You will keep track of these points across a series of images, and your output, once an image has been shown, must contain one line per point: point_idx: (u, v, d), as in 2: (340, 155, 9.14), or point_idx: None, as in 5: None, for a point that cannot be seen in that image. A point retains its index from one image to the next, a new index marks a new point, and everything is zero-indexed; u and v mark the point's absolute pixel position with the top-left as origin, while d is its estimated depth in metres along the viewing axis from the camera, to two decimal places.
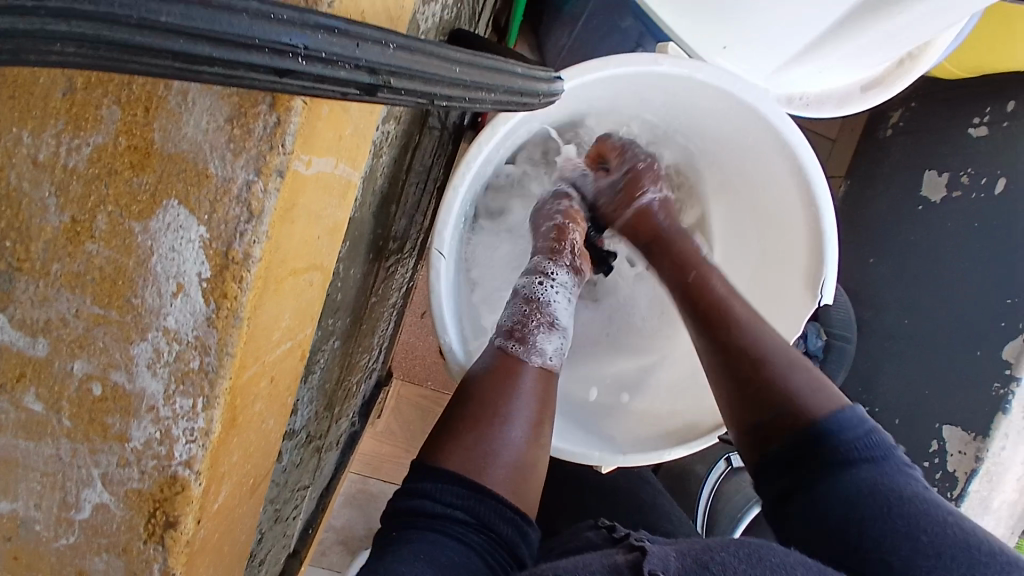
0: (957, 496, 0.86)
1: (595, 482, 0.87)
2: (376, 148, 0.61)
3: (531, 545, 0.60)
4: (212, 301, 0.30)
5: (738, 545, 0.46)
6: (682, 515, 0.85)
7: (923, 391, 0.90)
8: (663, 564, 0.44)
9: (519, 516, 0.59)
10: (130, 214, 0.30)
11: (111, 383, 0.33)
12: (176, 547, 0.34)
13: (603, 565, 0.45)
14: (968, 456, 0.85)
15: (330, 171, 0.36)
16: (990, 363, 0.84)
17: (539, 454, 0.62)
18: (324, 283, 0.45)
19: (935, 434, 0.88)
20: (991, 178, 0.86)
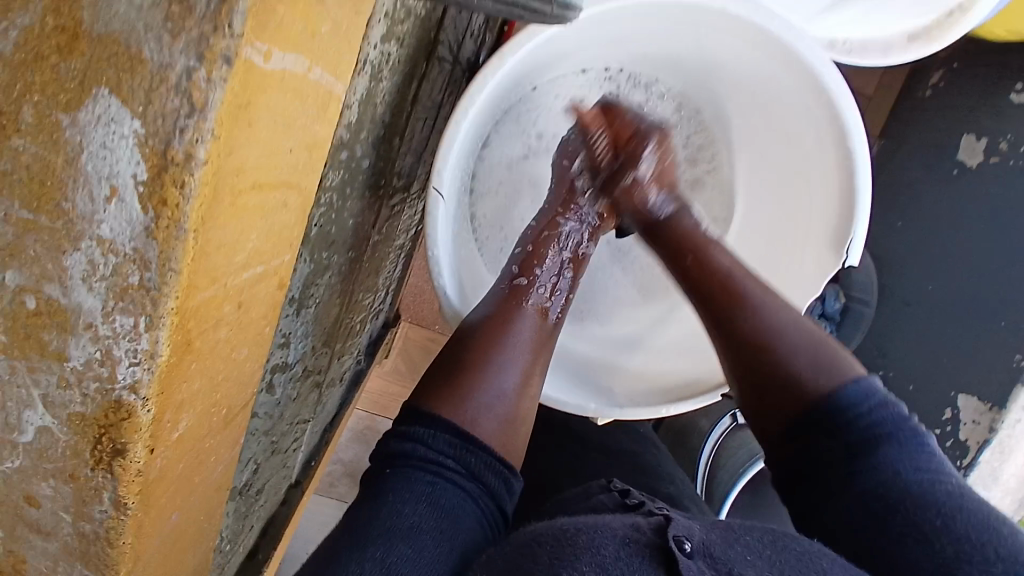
0: (966, 465, 0.84)
1: (595, 440, 0.85)
2: (374, 68, 0.56)
3: (517, 494, 0.58)
4: (151, 208, 0.27)
5: (761, 530, 0.47)
6: (681, 477, 0.83)
7: (943, 359, 0.86)
8: (689, 533, 0.44)
9: (506, 467, 0.56)
10: (57, 105, 0.27)
11: (46, 296, 0.29)
12: (126, 477, 0.32)
13: (626, 527, 0.45)
14: (982, 426, 0.83)
15: (301, 72, 0.32)
16: (1013, 335, 0.82)
17: (530, 410, 0.59)
18: (303, 206, 0.41)
19: (951, 403, 0.86)
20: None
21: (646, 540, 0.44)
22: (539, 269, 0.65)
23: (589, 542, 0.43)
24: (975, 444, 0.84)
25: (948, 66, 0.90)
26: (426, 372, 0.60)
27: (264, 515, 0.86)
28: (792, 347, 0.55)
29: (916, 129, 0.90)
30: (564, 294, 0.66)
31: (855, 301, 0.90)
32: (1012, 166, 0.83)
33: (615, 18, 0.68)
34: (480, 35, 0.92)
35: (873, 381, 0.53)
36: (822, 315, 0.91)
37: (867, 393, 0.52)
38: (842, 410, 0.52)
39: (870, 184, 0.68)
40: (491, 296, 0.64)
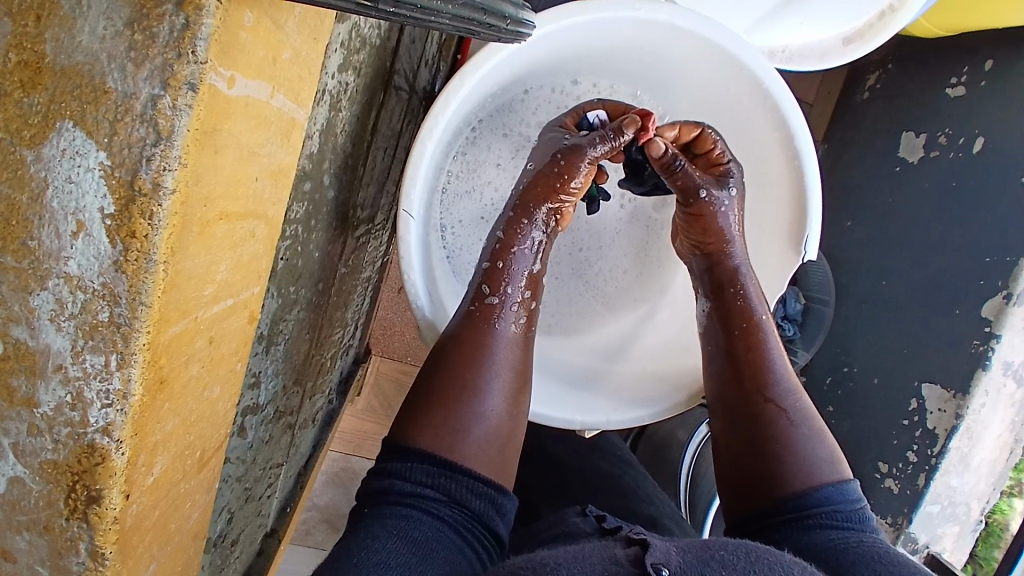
0: (937, 453, 0.84)
1: (573, 465, 0.85)
2: (332, 98, 0.56)
3: (507, 517, 0.57)
4: (119, 240, 0.26)
5: (736, 547, 0.46)
6: (660, 498, 0.83)
7: (901, 352, 0.88)
8: (666, 559, 0.42)
9: (493, 489, 0.56)
10: (21, 140, 0.26)
11: (13, 340, 0.28)
12: (103, 526, 0.31)
13: (605, 560, 0.43)
14: (948, 413, 0.83)
15: (263, 100, 0.32)
16: (969, 322, 0.82)
17: (514, 432, 0.59)
18: (270, 235, 0.40)
19: (915, 393, 0.86)
20: (970, 137, 0.84)
21: (625, 570, 0.41)
22: (509, 286, 0.63)
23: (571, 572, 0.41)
24: (943, 432, 0.83)
25: (881, 75, 0.95)
26: (402, 404, 0.59)
27: (242, 565, 0.82)
28: (804, 440, 0.58)
29: (861, 134, 0.97)
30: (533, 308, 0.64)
31: (815, 301, 0.94)
32: (950, 158, 0.86)
33: (567, 38, 0.71)
34: (433, 65, 0.93)
35: (855, 487, 0.56)
36: (785, 317, 0.93)
37: (849, 498, 0.55)
38: (806, 494, 0.55)
39: (819, 186, 0.71)
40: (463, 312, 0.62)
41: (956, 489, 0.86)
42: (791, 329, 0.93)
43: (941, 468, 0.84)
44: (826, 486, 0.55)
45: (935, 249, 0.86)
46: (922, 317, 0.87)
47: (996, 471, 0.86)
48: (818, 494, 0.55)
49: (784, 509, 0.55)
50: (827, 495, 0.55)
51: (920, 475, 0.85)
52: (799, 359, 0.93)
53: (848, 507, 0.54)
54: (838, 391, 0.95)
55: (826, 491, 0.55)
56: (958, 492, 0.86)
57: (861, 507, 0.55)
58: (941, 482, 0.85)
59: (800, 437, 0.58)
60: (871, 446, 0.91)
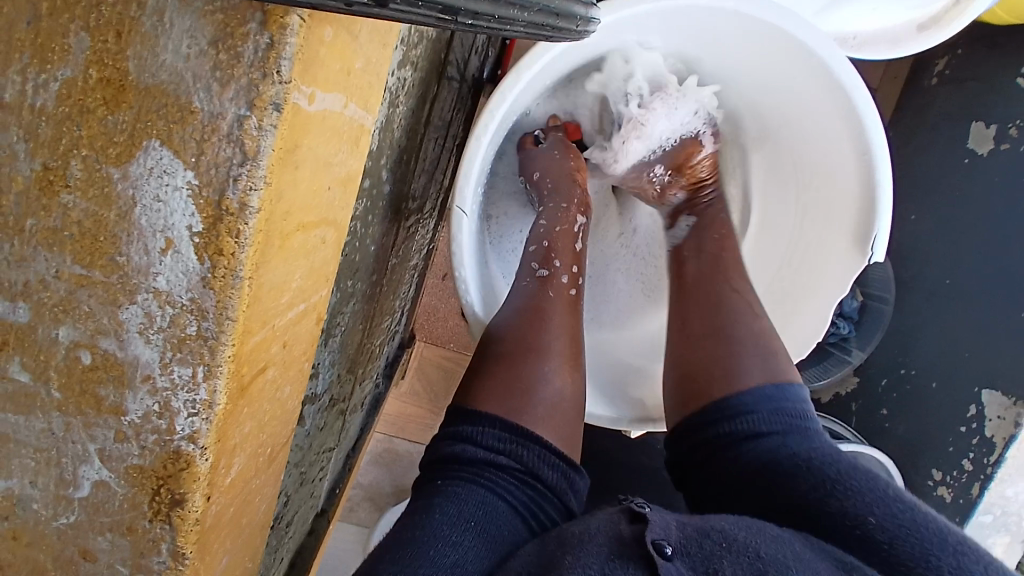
0: (993, 463, 0.84)
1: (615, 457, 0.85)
2: (393, 94, 0.56)
3: (580, 494, 0.57)
4: (207, 257, 0.27)
5: (737, 519, 0.45)
6: None
7: (964, 354, 0.86)
8: (666, 535, 0.42)
9: (565, 462, 0.55)
10: (107, 158, 0.27)
11: (101, 351, 0.29)
12: (185, 527, 0.32)
13: (610, 539, 0.43)
14: (1008, 422, 0.83)
15: (338, 110, 0.32)
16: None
17: (577, 399, 0.59)
18: (338, 239, 0.41)
19: (974, 399, 0.85)
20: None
21: (629, 552, 0.41)
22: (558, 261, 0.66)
23: (576, 560, 0.41)
24: (1000, 440, 0.83)
25: (950, 59, 0.88)
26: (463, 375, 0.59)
27: (295, 545, 0.85)
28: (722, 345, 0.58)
29: (927, 120, 0.89)
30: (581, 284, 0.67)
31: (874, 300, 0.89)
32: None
33: (628, 29, 0.69)
34: (484, 53, 0.92)
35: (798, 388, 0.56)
36: (840, 315, 0.89)
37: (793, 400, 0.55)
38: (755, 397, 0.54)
39: (892, 182, 0.68)
40: (520, 286, 0.65)
41: (1009, 498, 0.85)
42: (846, 327, 0.88)
43: (997, 477, 0.84)
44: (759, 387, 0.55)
45: (1013, 247, 0.83)
46: (993, 321, 0.84)
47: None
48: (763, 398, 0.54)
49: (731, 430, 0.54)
50: (761, 393, 0.54)
51: (974, 485, 0.85)
52: (853, 359, 0.88)
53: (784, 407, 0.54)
54: (894, 394, 0.90)
55: (759, 390, 0.55)
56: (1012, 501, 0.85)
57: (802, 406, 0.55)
58: (995, 492, 0.84)
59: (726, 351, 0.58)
60: (932, 450, 0.88)
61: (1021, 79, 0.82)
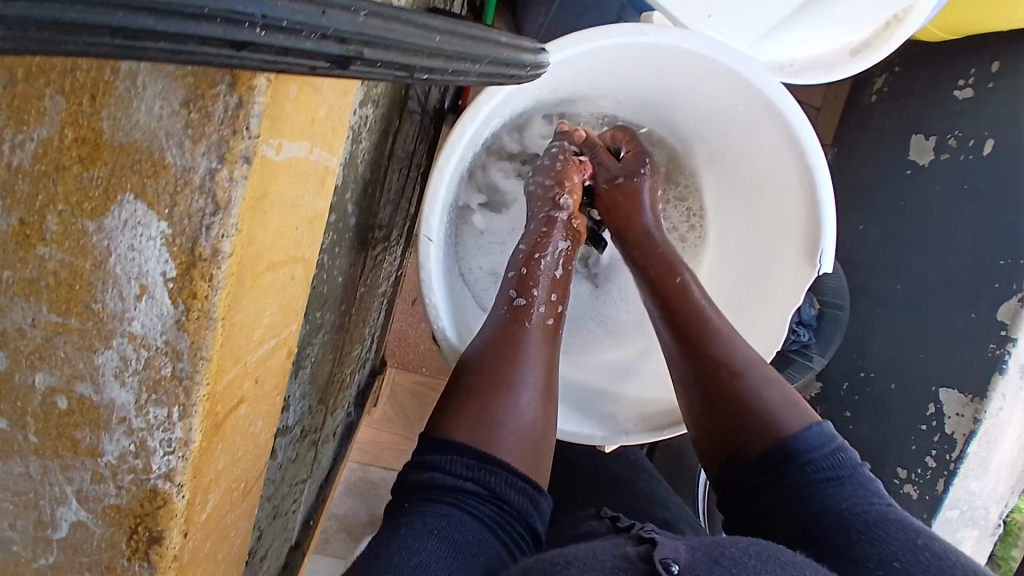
0: (956, 459, 0.85)
1: (589, 470, 0.86)
2: (355, 132, 0.58)
3: (544, 514, 0.59)
4: (181, 301, 0.28)
5: (747, 543, 0.49)
6: (675, 502, 0.84)
7: (918, 356, 0.89)
8: (676, 555, 0.46)
9: (531, 485, 0.57)
10: (82, 211, 0.28)
11: (78, 396, 0.30)
12: (162, 564, 0.32)
13: (614, 556, 0.48)
14: (967, 418, 0.84)
15: (303, 157, 0.34)
16: (985, 327, 0.83)
17: (548, 426, 0.61)
18: (306, 274, 0.42)
19: (934, 397, 0.87)
20: (979, 139, 0.85)
21: (633, 566, 0.46)
22: (536, 290, 0.67)
23: (580, 572, 0.45)
24: (961, 436, 0.84)
25: (887, 78, 0.96)
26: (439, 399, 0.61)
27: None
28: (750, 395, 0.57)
29: (867, 137, 0.98)
30: (562, 312, 0.68)
31: (829, 306, 0.95)
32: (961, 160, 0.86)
33: (579, 64, 0.72)
34: (442, 85, 0.95)
35: (825, 425, 0.55)
36: (800, 322, 0.94)
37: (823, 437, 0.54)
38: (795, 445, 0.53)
39: (832, 199, 0.72)
40: (495, 317, 0.66)
41: (975, 493, 0.86)
42: (805, 334, 0.93)
43: (960, 473, 0.84)
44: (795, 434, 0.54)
45: (950, 252, 0.87)
46: (936, 323, 0.88)
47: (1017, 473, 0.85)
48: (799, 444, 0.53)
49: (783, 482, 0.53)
50: (804, 445, 0.53)
51: (939, 481, 0.86)
52: (815, 365, 0.93)
53: (827, 450, 0.54)
54: (855, 396, 0.96)
55: (799, 441, 0.54)
56: (977, 495, 0.86)
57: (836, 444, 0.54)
58: (960, 487, 0.85)
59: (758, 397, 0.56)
60: (890, 450, 0.92)
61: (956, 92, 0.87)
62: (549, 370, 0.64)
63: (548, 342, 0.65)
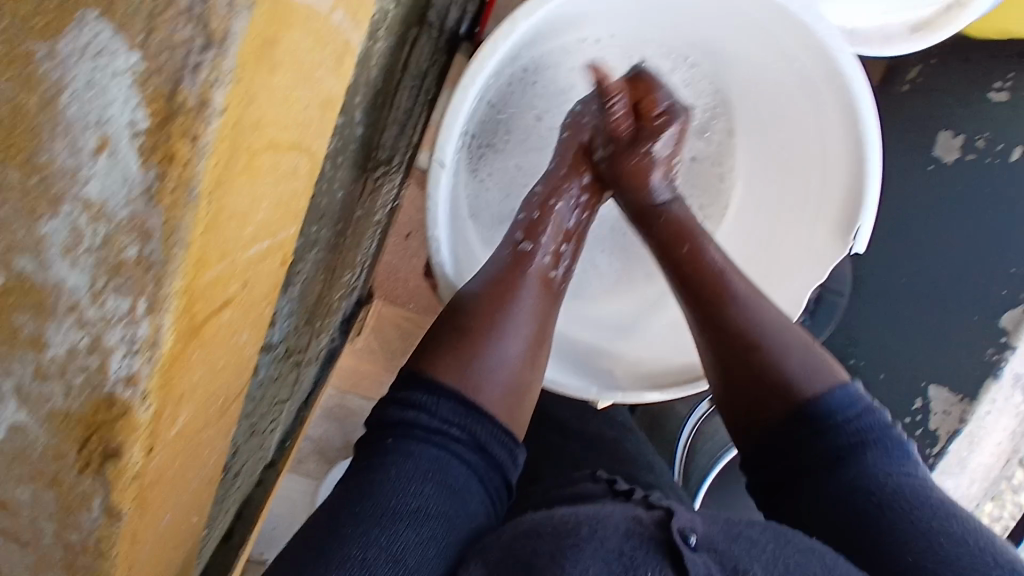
0: (934, 454, 0.84)
1: (574, 427, 0.83)
2: (375, 24, 0.50)
3: (519, 468, 0.55)
4: (153, 164, 0.22)
5: (761, 525, 0.46)
6: (659, 466, 0.81)
7: (910, 346, 0.85)
8: (693, 526, 0.43)
9: (512, 438, 0.54)
10: (30, 30, 0.22)
11: (17, 272, 0.24)
12: (121, 482, 0.28)
13: (626, 519, 0.44)
14: (952, 417, 0.83)
15: (324, 13, 0.27)
16: (983, 330, 0.81)
17: (531, 385, 0.57)
18: (312, 169, 0.36)
19: (921, 392, 0.84)
20: (1007, 145, 0.80)
21: (649, 532, 0.43)
22: (545, 236, 0.63)
23: (591, 533, 0.42)
24: (944, 434, 0.83)
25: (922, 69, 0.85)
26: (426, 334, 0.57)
27: (241, 500, 0.80)
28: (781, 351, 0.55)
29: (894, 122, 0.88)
30: (565, 265, 0.64)
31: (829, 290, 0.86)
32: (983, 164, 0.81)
33: None
34: (462, 4, 0.86)
35: (853, 387, 0.54)
36: None
37: (853, 398, 0.53)
38: (832, 411, 0.52)
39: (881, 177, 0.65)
40: (493, 262, 0.61)
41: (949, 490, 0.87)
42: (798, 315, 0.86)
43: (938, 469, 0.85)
44: (831, 389, 0.53)
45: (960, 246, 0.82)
46: (948, 316, 0.83)
47: (990, 476, 0.88)
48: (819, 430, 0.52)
49: (822, 452, 0.52)
50: (839, 400, 0.52)
51: None
52: None
53: (858, 407, 0.53)
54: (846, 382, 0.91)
55: (835, 394, 0.53)
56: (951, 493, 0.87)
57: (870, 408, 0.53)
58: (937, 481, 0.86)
59: (785, 346, 0.56)
60: None
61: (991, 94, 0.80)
62: (544, 321, 0.59)
63: (549, 293, 0.61)
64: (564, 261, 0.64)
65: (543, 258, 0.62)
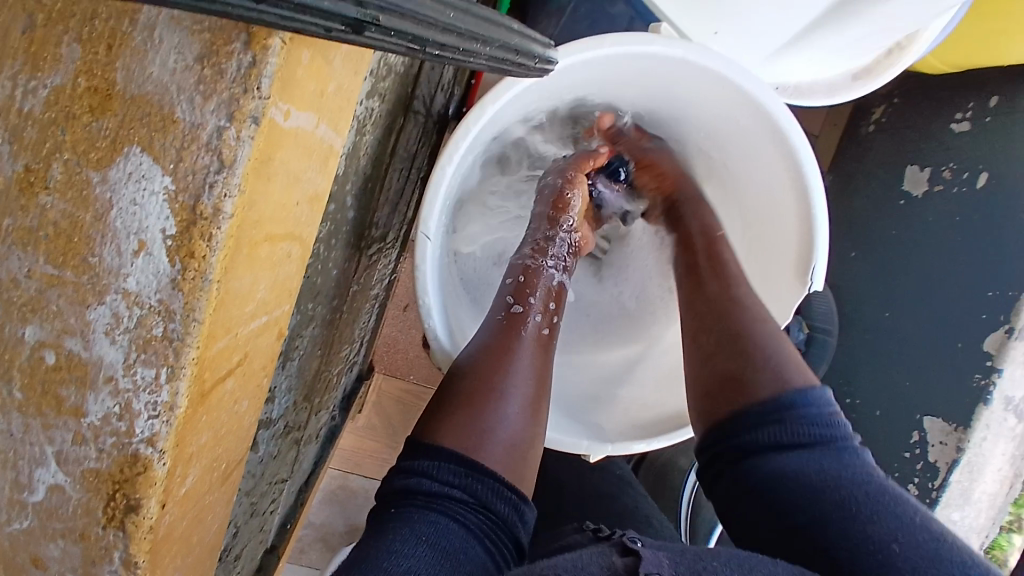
0: (937, 487, 0.86)
1: (569, 483, 0.86)
2: (360, 123, 0.57)
3: (528, 524, 0.59)
4: (178, 260, 0.28)
5: (727, 555, 0.48)
6: (659, 518, 0.84)
7: (903, 382, 0.90)
8: (660, 569, 0.45)
9: (516, 494, 0.57)
10: (88, 162, 0.28)
11: (66, 352, 0.30)
12: (138, 534, 0.32)
13: (602, 568, 0.45)
14: (949, 446, 0.85)
15: (309, 130, 0.34)
16: (968, 356, 0.85)
17: (534, 441, 0.61)
18: (303, 255, 0.42)
19: (917, 425, 0.88)
20: (973, 172, 0.86)
21: None
22: (533, 298, 0.68)
23: None
24: (944, 465, 0.85)
25: (887, 109, 0.96)
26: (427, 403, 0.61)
27: None
28: (763, 345, 0.59)
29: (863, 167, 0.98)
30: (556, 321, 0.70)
31: (819, 331, 0.94)
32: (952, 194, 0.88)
33: (587, 72, 0.72)
34: (449, 90, 0.93)
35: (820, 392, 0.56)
36: None
37: (822, 401, 0.55)
38: (783, 409, 0.55)
39: (828, 223, 0.72)
40: (487, 326, 0.66)
41: (957, 522, 0.88)
42: None
43: (942, 501, 0.86)
44: (794, 392, 0.55)
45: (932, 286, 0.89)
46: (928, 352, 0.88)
47: (996, 505, 0.88)
48: (787, 412, 0.54)
49: (754, 439, 0.55)
50: (798, 401, 0.55)
51: (920, 508, 0.87)
52: None
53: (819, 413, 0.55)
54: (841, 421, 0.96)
55: (795, 397, 0.55)
56: (958, 525, 0.88)
57: (834, 411, 0.56)
58: (942, 514, 0.87)
59: (771, 356, 0.58)
60: None
61: (952, 127, 0.88)
62: (542, 373, 0.64)
63: (542, 348, 0.66)
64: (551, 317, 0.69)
65: (536, 319, 0.67)
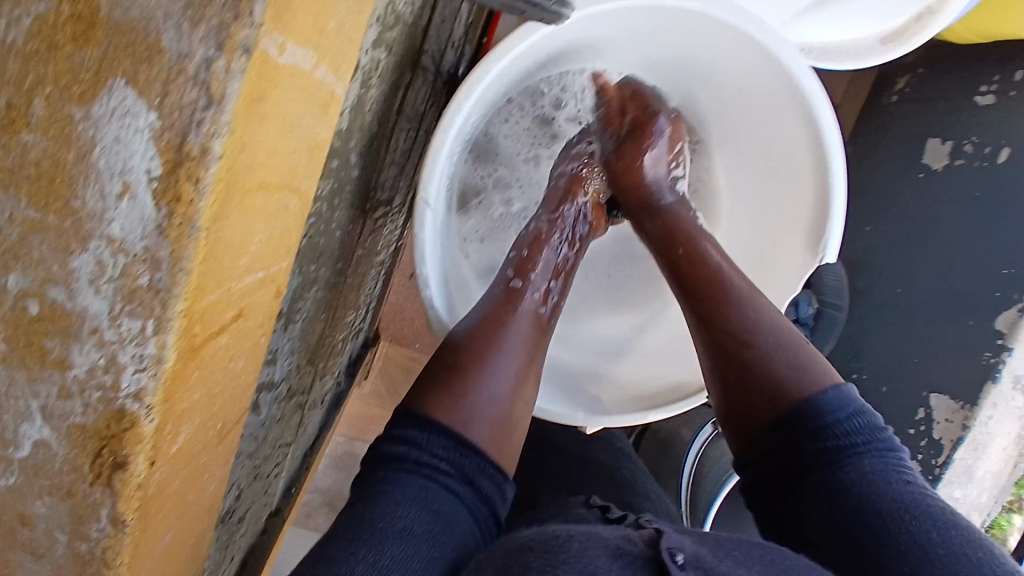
0: (940, 464, 0.85)
1: (575, 453, 0.85)
2: (365, 74, 0.54)
3: (506, 501, 0.58)
4: (164, 205, 0.26)
5: (749, 547, 0.47)
6: (658, 494, 0.83)
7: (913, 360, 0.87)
8: (681, 546, 0.44)
9: (500, 472, 0.56)
10: (70, 97, 0.26)
11: (49, 301, 0.28)
12: (127, 492, 0.30)
13: (618, 539, 0.45)
14: (955, 424, 0.83)
15: (307, 70, 0.31)
16: (979, 334, 0.82)
17: (520, 418, 0.59)
18: (302, 208, 0.40)
19: (923, 402, 0.86)
20: (995, 147, 0.83)
21: (638, 549, 0.44)
22: (535, 276, 0.66)
23: (581, 549, 0.43)
24: (948, 442, 0.84)
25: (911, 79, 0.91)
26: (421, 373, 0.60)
27: (247, 543, 0.81)
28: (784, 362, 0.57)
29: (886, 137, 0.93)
30: (555, 304, 0.67)
31: (827, 306, 0.92)
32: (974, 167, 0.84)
33: (603, 27, 0.69)
34: (460, 47, 0.90)
35: (847, 388, 0.55)
36: (795, 321, 0.91)
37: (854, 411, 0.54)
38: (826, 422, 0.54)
39: (845, 193, 0.69)
40: (490, 294, 0.64)
41: (958, 500, 0.87)
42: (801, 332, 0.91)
43: (944, 478, 0.85)
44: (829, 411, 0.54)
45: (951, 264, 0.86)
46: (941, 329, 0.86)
47: (998, 484, 0.88)
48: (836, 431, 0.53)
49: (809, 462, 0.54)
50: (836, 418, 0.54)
51: None
52: None
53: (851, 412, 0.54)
54: None
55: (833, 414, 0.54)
56: (960, 502, 0.87)
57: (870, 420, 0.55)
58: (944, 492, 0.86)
59: (796, 376, 0.56)
60: None
61: (980, 97, 0.84)
62: (537, 346, 0.63)
63: (541, 328, 0.64)
64: (553, 299, 0.66)
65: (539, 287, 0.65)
